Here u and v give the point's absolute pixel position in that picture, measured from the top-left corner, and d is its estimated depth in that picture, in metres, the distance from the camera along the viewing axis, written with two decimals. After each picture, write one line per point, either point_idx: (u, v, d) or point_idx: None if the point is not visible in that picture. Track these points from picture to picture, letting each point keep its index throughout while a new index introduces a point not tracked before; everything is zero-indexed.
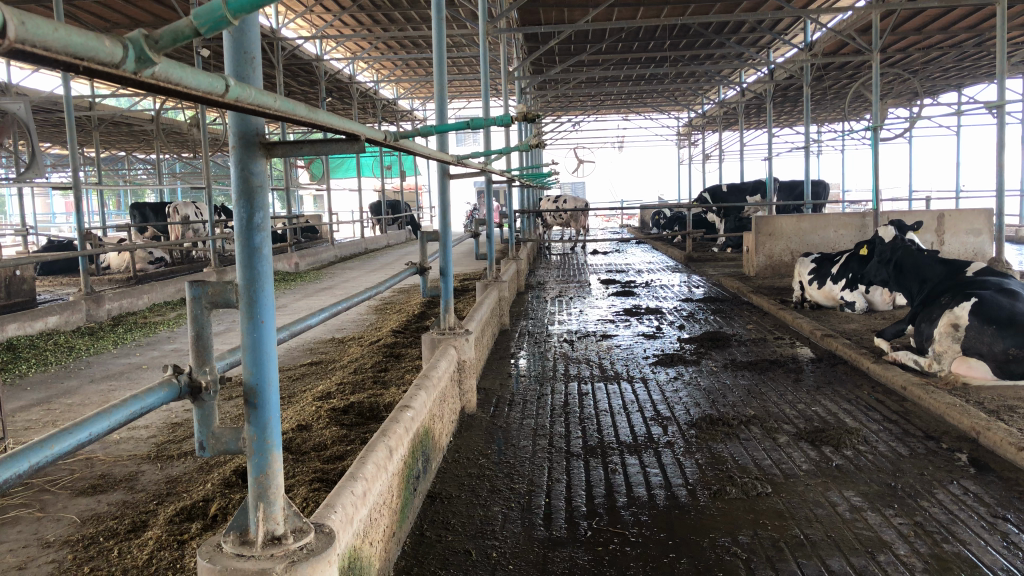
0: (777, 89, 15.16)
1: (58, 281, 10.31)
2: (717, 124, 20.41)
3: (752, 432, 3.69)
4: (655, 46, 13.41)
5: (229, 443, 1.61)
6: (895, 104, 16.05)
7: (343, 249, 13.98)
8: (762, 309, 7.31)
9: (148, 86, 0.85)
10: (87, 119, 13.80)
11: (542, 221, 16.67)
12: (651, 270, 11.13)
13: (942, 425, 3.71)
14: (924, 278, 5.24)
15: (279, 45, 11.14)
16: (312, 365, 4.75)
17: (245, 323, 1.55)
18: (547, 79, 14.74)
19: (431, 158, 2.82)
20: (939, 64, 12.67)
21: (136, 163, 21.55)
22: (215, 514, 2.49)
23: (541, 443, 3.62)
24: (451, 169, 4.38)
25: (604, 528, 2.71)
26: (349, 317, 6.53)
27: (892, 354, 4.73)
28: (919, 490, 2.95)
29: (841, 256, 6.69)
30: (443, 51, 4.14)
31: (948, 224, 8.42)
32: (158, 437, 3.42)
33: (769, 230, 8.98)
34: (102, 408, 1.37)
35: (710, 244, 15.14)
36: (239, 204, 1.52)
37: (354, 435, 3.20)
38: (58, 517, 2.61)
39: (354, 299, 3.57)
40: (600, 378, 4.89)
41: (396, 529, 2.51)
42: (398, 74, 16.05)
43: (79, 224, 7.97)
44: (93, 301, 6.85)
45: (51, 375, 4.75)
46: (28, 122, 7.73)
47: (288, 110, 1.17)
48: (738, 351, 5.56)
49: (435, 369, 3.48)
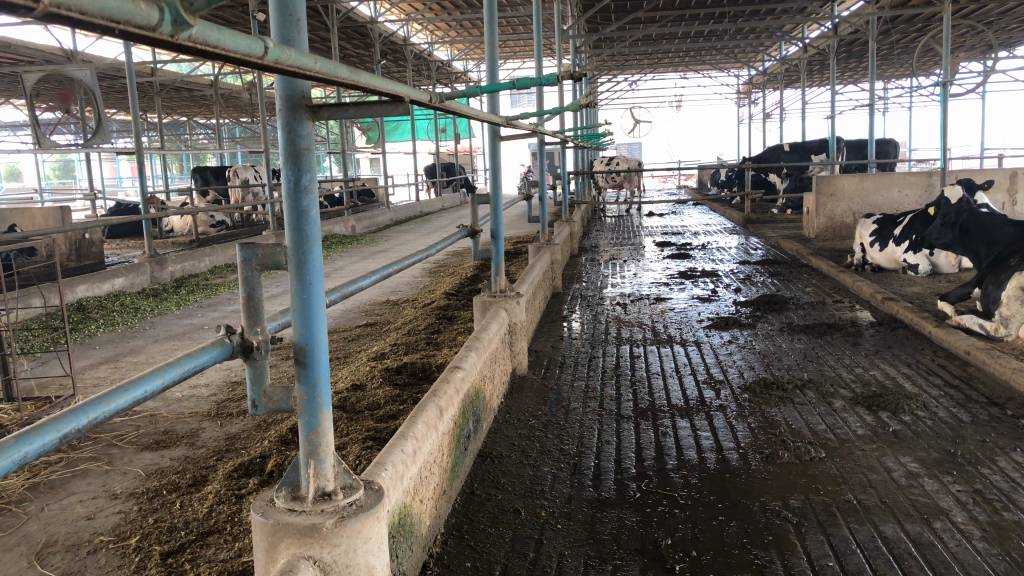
0: (842, 44, 14.67)
1: (125, 244, 10.66)
2: (778, 81, 19.87)
3: (807, 397, 3.63)
4: (714, 1, 13.07)
5: (280, 402, 1.65)
6: (967, 58, 15.41)
7: (398, 212, 14.11)
8: (821, 272, 7.16)
9: (186, 49, 0.85)
10: (149, 86, 14.08)
11: (595, 182, 16.56)
12: (708, 232, 10.98)
13: (1007, 392, 3.60)
14: (992, 240, 5.05)
15: (333, 9, 11.18)
16: (367, 326, 4.82)
17: (294, 285, 1.58)
18: (602, 38, 14.50)
19: (481, 119, 2.79)
20: (1015, 14, 12.08)
21: (198, 127, 22.00)
22: (271, 471, 2.56)
23: (592, 405, 3.63)
24: (503, 130, 4.34)
25: (653, 490, 2.71)
26: (403, 279, 6.59)
27: (955, 318, 4.60)
28: (979, 457, 2.87)
29: (905, 218, 6.49)
30: (494, 12, 4.07)
31: (1020, 183, 8.11)
32: (217, 396, 3.52)
33: (830, 191, 8.75)
34: (157, 366, 1.41)
35: (769, 205, 14.84)
36: (286, 166, 1.54)
37: (407, 395, 3.25)
38: (124, 470, 2.72)
39: (405, 261, 3.57)
40: (653, 341, 4.87)
41: (447, 487, 2.55)
42: (452, 36, 15.98)
43: (143, 189, 8.11)
44: (157, 263, 7.04)
45: (118, 335, 4.92)
46: (93, 89, 7.88)
47: (330, 72, 1.17)
48: (795, 315, 5.46)
49: (486, 332, 3.51)
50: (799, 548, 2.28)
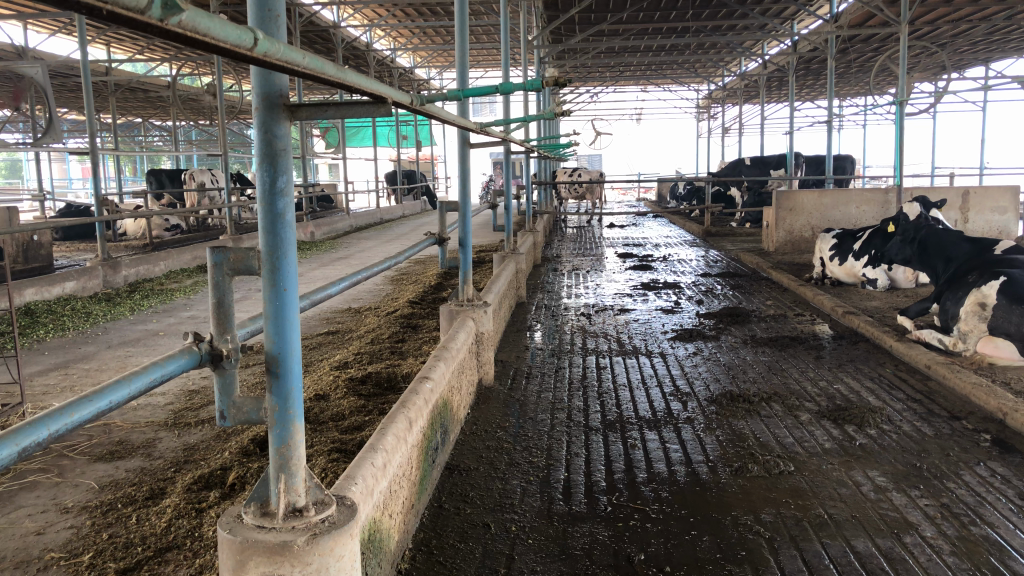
0: (801, 62, 14.93)
1: (76, 246, 10.38)
2: (737, 97, 20.15)
3: (773, 410, 3.64)
4: (677, 16, 13.21)
5: (250, 413, 1.58)
6: (920, 79, 15.79)
7: (358, 218, 13.97)
8: (781, 285, 7.23)
9: (174, 35, 0.80)
10: (103, 85, 13.76)
11: (557, 193, 16.60)
12: (669, 245, 11.05)
13: (968, 406, 3.65)
14: (949, 256, 5.13)
15: (296, 12, 11.05)
16: (329, 334, 4.73)
17: (267, 290, 1.51)
18: (566, 49, 14.56)
19: (457, 125, 2.74)
20: (968, 37, 12.41)
21: (153, 129, 21.60)
22: (233, 483, 2.47)
23: (559, 416, 3.59)
24: (472, 137, 4.29)
25: (624, 504, 2.68)
26: (365, 287, 6.50)
27: (915, 333, 4.67)
28: (944, 471, 2.90)
29: (863, 233, 6.59)
30: (466, 15, 4.02)
31: (972, 202, 8.30)
32: (175, 405, 3.41)
33: (790, 205, 8.87)
34: (122, 376, 1.33)
35: (728, 218, 15.00)
36: (262, 168, 1.47)
37: (372, 405, 3.18)
38: (76, 483, 2.60)
39: (372, 269, 3.51)
40: (618, 352, 4.85)
41: (415, 500, 2.49)
42: (415, 42, 15.92)
43: (96, 190, 7.87)
44: (110, 267, 6.84)
45: (69, 340, 4.76)
46: (45, 86, 7.63)
47: (317, 68, 1.11)
48: (758, 328, 5.49)
49: (454, 341, 3.45)
50: (772, 563, 2.26)
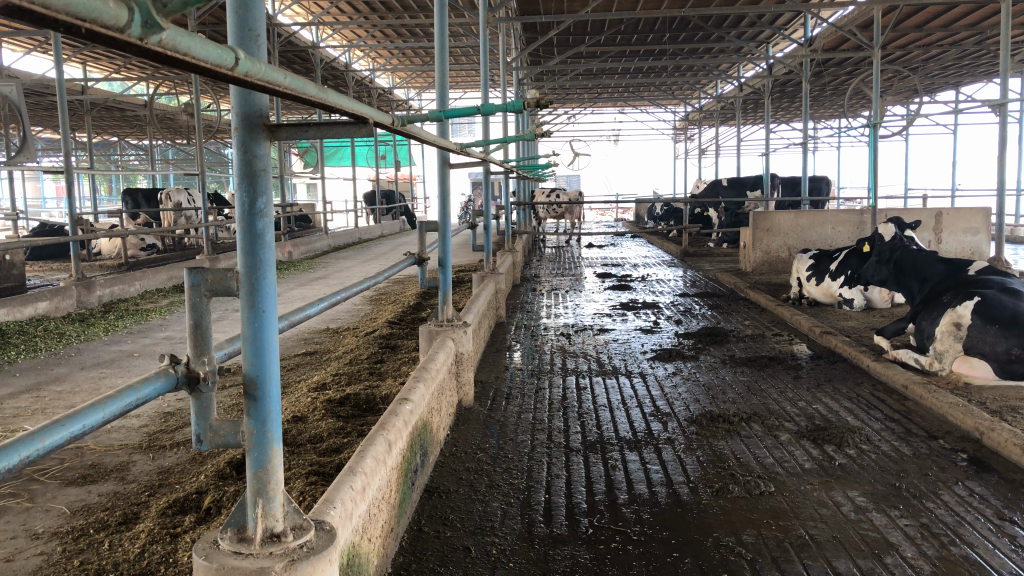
0: (776, 85, 15.13)
1: (49, 266, 10.25)
2: (713, 119, 20.37)
3: (752, 430, 3.64)
4: (655, 39, 13.34)
5: (227, 436, 1.55)
6: (893, 102, 16.03)
7: (337, 238, 13.91)
8: (759, 305, 7.28)
9: (154, 54, 0.78)
10: (79, 104, 13.64)
11: (536, 213, 16.65)
12: (647, 264, 11.11)
13: (945, 425, 3.68)
14: (925, 277, 5.18)
15: (275, 32, 11.05)
16: (307, 355, 4.69)
17: (246, 312, 1.49)
18: (545, 71, 14.65)
19: (437, 146, 2.72)
20: (939, 61, 12.62)
21: (129, 148, 21.45)
22: (209, 507, 2.43)
23: (540, 438, 3.57)
24: (452, 157, 4.29)
25: (605, 526, 2.66)
26: (343, 307, 6.46)
27: (892, 352, 4.71)
28: (923, 491, 2.91)
29: (840, 253, 6.66)
30: (446, 37, 4.04)
31: (945, 223, 8.42)
32: (149, 427, 3.36)
33: (766, 226, 8.93)
34: (96, 399, 1.30)
35: (705, 239, 15.11)
36: (241, 188, 1.45)
37: (351, 427, 3.14)
38: (47, 507, 2.55)
39: (351, 289, 3.48)
40: (598, 372, 4.85)
41: (395, 523, 2.46)
42: (394, 63, 15.95)
43: (71, 210, 7.76)
44: (84, 287, 6.75)
45: (41, 362, 4.68)
46: (20, 105, 7.55)
47: (298, 89, 1.10)
48: (736, 347, 5.52)
49: (433, 362, 3.43)
50: None
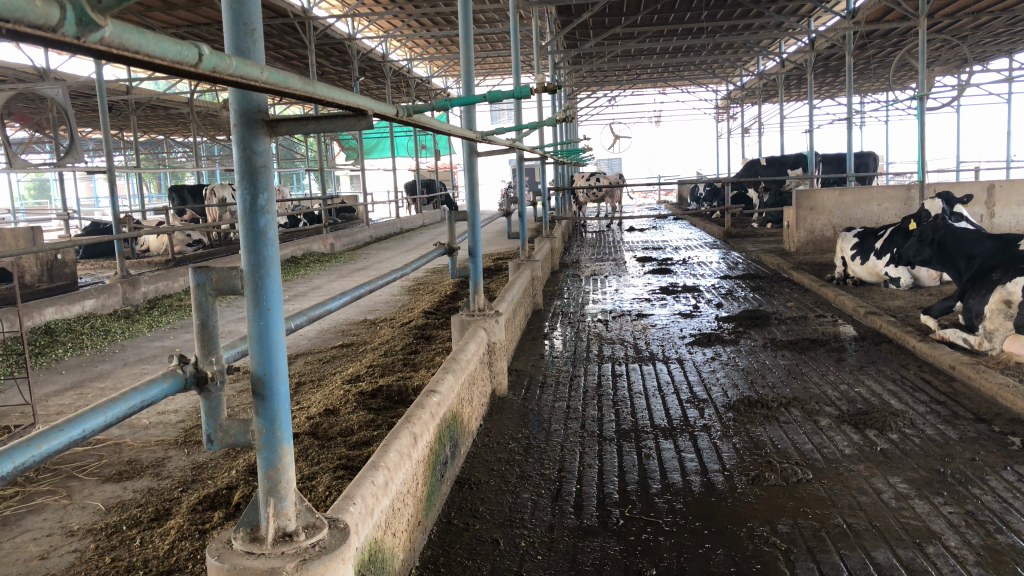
0: (819, 59, 14.78)
1: (99, 264, 10.50)
2: (756, 96, 19.99)
3: (792, 415, 3.56)
4: (692, 17, 13.11)
5: (238, 436, 1.55)
6: (942, 72, 15.53)
7: (378, 229, 13.99)
8: (803, 286, 7.12)
9: (103, 55, 0.76)
10: (124, 104, 13.90)
11: (577, 199, 16.54)
12: (689, 247, 10.97)
13: (994, 407, 3.55)
14: (971, 254, 4.99)
15: (310, 25, 11.11)
16: (342, 347, 4.70)
17: (251, 311, 1.47)
18: (581, 54, 14.51)
19: (454, 135, 2.68)
20: (990, 29, 12.19)
21: (175, 146, 21.83)
22: (238, 503, 2.44)
23: (574, 426, 3.54)
24: (480, 145, 4.24)
25: (637, 516, 2.62)
26: (381, 298, 6.48)
27: (939, 332, 4.56)
28: (969, 477, 2.80)
29: (885, 231, 6.48)
30: (469, 25, 3.99)
31: (998, 196, 8.13)
32: (186, 422, 3.40)
33: (810, 205, 8.73)
34: (99, 403, 1.30)
35: (749, 219, 14.86)
36: (242, 185, 1.44)
37: (382, 420, 3.14)
38: (83, 504, 2.59)
39: (379, 281, 3.46)
40: (635, 359, 4.78)
41: (422, 517, 2.45)
42: (430, 52, 15.95)
43: (114, 208, 7.89)
44: (129, 284, 6.87)
45: (86, 359, 4.78)
46: (65, 107, 7.70)
47: (278, 83, 1.08)
48: (778, 330, 5.40)
49: (463, 353, 3.41)
50: None
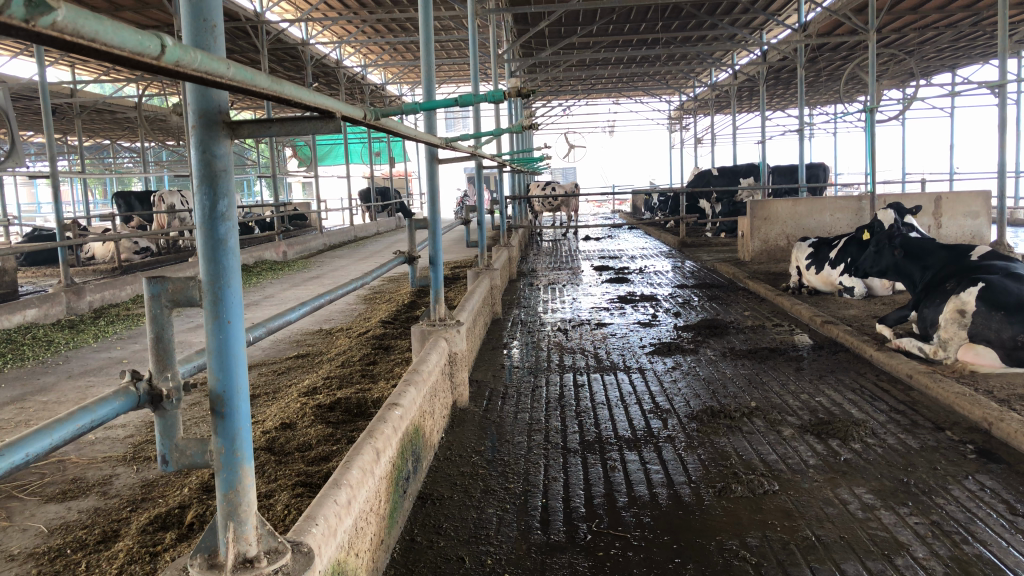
0: (770, 71, 15.04)
1: (41, 272, 10.18)
2: (709, 107, 20.25)
3: (755, 425, 3.55)
4: (647, 28, 13.22)
5: (195, 456, 1.46)
6: (889, 86, 15.90)
7: (331, 237, 13.79)
8: (759, 295, 7.19)
9: (55, 42, 0.69)
10: (68, 108, 13.52)
11: (533, 207, 16.55)
12: (645, 256, 11.01)
13: (952, 416, 3.59)
14: (925, 264, 5.08)
15: (263, 29, 10.93)
16: (298, 358, 4.58)
17: (209, 324, 1.39)
18: (537, 63, 14.56)
19: (419, 141, 2.60)
20: (935, 44, 12.50)
21: (122, 151, 21.34)
22: (191, 523, 2.33)
23: (537, 438, 3.48)
24: (441, 152, 4.16)
25: (604, 531, 2.57)
26: (337, 308, 6.36)
27: (895, 341, 4.61)
28: (933, 487, 2.81)
29: (839, 241, 6.57)
30: (430, 30, 3.92)
31: (945, 207, 8.31)
32: (135, 437, 3.26)
33: (764, 214, 8.84)
34: (45, 425, 1.20)
35: (702, 228, 15.01)
36: (200, 191, 1.36)
37: (341, 433, 3.05)
38: (24, 526, 2.45)
39: (338, 290, 3.36)
40: (596, 368, 4.75)
41: (385, 535, 2.37)
42: (386, 58, 15.85)
43: (58, 215, 7.61)
44: (74, 293, 6.64)
45: (27, 371, 4.59)
46: (6, 109, 7.42)
47: (245, 80, 1.01)
48: (737, 339, 5.42)
49: (425, 364, 3.33)
50: None
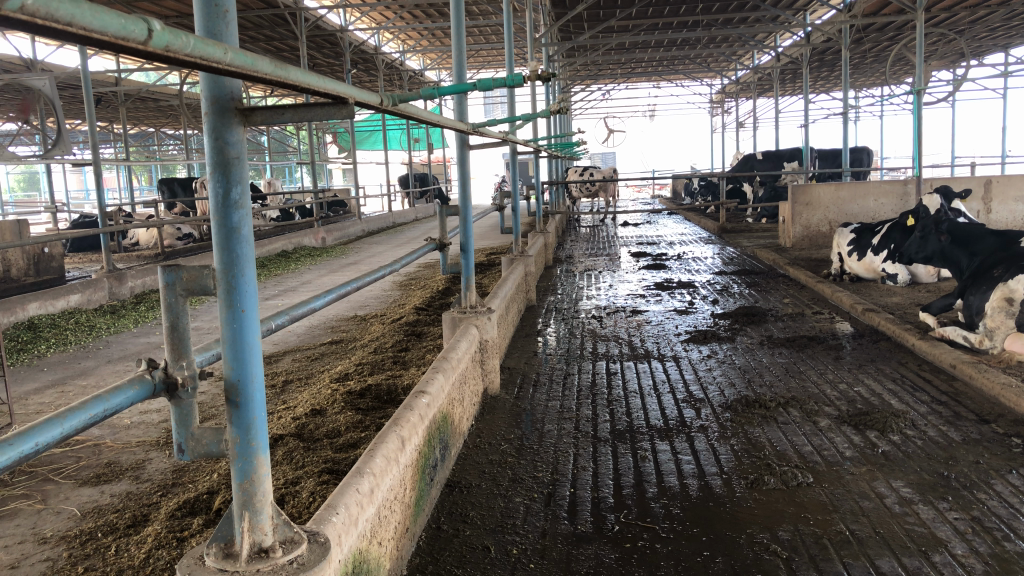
0: (814, 53, 14.73)
1: (87, 258, 10.39)
2: (751, 90, 19.92)
3: (790, 415, 3.48)
4: (687, 10, 13.01)
5: (211, 446, 1.45)
6: (938, 67, 15.47)
7: (370, 223, 13.87)
8: (799, 282, 7.06)
9: (33, 25, 0.69)
10: (112, 96, 13.75)
11: (570, 192, 16.48)
12: (684, 242, 10.88)
13: (997, 408, 3.47)
14: (974, 250, 4.92)
15: (301, 16, 10.96)
16: (331, 345, 4.60)
17: (224, 313, 1.38)
18: (575, 47, 14.44)
19: (445, 127, 2.57)
20: (987, 23, 12.12)
21: (166, 138, 21.68)
22: (218, 509, 2.35)
23: (567, 427, 3.45)
24: (471, 138, 4.12)
25: (633, 522, 2.53)
26: (372, 293, 6.38)
27: (939, 330, 4.47)
28: (974, 481, 2.72)
29: (883, 226, 6.41)
30: (461, 15, 3.87)
31: (995, 191, 8.07)
32: (168, 423, 3.30)
33: (806, 200, 8.65)
34: (58, 413, 1.20)
35: (743, 214, 14.80)
36: (213, 178, 1.35)
37: (370, 421, 3.05)
38: (58, 509, 2.49)
39: (368, 276, 3.34)
40: (629, 356, 4.70)
41: (410, 523, 2.36)
42: (423, 44, 15.85)
43: (101, 202, 7.70)
44: (115, 279, 6.75)
45: (69, 355, 4.68)
46: (52, 98, 7.53)
47: (244, 65, 1.01)
48: (775, 327, 5.31)
49: (455, 351, 3.31)
50: None
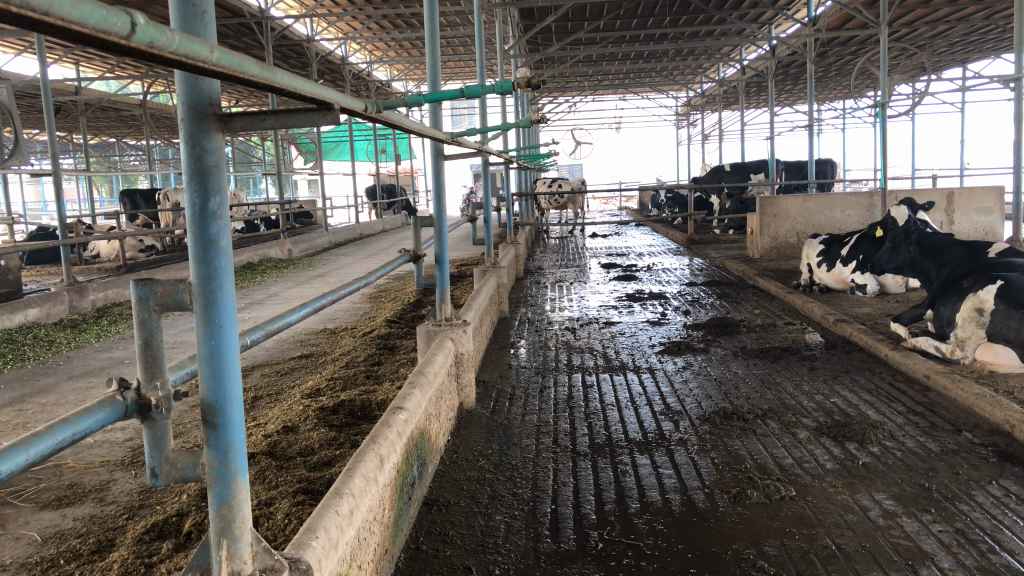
0: (779, 66, 14.93)
1: (45, 270, 10.14)
2: (716, 103, 20.13)
3: (769, 427, 3.45)
4: (654, 23, 13.10)
5: (186, 470, 1.37)
6: (899, 80, 15.76)
7: (337, 234, 13.74)
8: (769, 292, 7.09)
9: (8, 14, 0.63)
10: (72, 105, 13.48)
11: (539, 204, 16.48)
12: (653, 253, 10.91)
13: (972, 417, 3.48)
14: (943, 261, 4.97)
15: (267, 25, 10.83)
16: (301, 359, 4.50)
17: (201, 329, 1.31)
18: (543, 58, 14.46)
19: (425, 134, 2.51)
20: (947, 37, 12.36)
21: (128, 149, 21.31)
22: (188, 531, 2.26)
23: (545, 442, 3.39)
24: (447, 148, 4.06)
25: (616, 539, 2.48)
26: (341, 306, 6.28)
27: (910, 340, 4.50)
28: (956, 492, 2.72)
29: (851, 237, 6.46)
30: (436, 22, 3.82)
31: (957, 203, 8.20)
32: (133, 441, 3.18)
33: (774, 211, 8.72)
34: (25, 437, 1.11)
35: (710, 225, 14.92)
36: (190, 187, 1.28)
37: (344, 437, 2.97)
38: (18, 535, 2.38)
39: (342, 288, 3.26)
40: (604, 368, 4.66)
41: (389, 544, 2.28)
42: (391, 55, 15.79)
43: (60, 213, 7.50)
44: (76, 292, 6.56)
45: (27, 372, 4.52)
46: (9, 106, 7.32)
47: (230, 64, 0.95)
48: (747, 338, 5.31)
49: (430, 365, 3.24)
50: None
